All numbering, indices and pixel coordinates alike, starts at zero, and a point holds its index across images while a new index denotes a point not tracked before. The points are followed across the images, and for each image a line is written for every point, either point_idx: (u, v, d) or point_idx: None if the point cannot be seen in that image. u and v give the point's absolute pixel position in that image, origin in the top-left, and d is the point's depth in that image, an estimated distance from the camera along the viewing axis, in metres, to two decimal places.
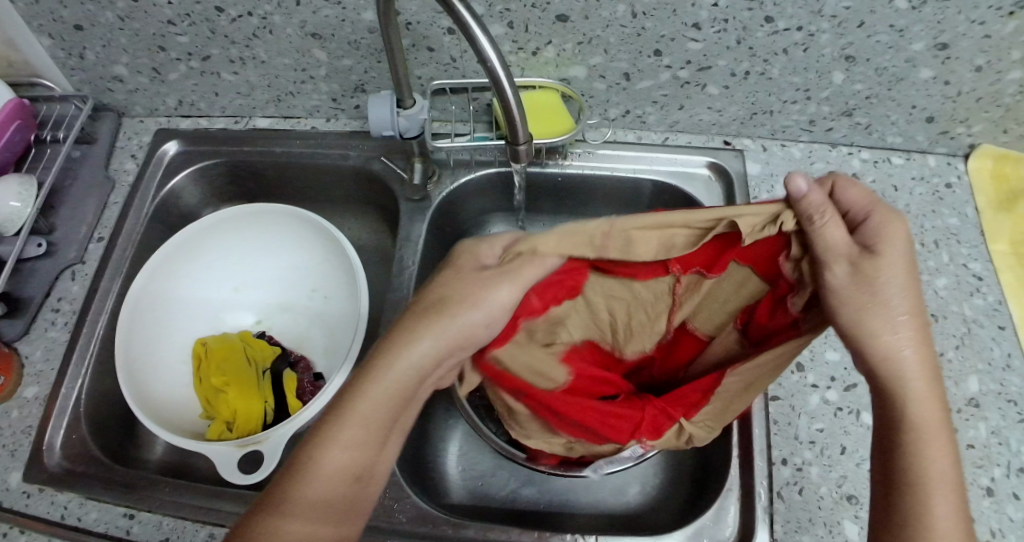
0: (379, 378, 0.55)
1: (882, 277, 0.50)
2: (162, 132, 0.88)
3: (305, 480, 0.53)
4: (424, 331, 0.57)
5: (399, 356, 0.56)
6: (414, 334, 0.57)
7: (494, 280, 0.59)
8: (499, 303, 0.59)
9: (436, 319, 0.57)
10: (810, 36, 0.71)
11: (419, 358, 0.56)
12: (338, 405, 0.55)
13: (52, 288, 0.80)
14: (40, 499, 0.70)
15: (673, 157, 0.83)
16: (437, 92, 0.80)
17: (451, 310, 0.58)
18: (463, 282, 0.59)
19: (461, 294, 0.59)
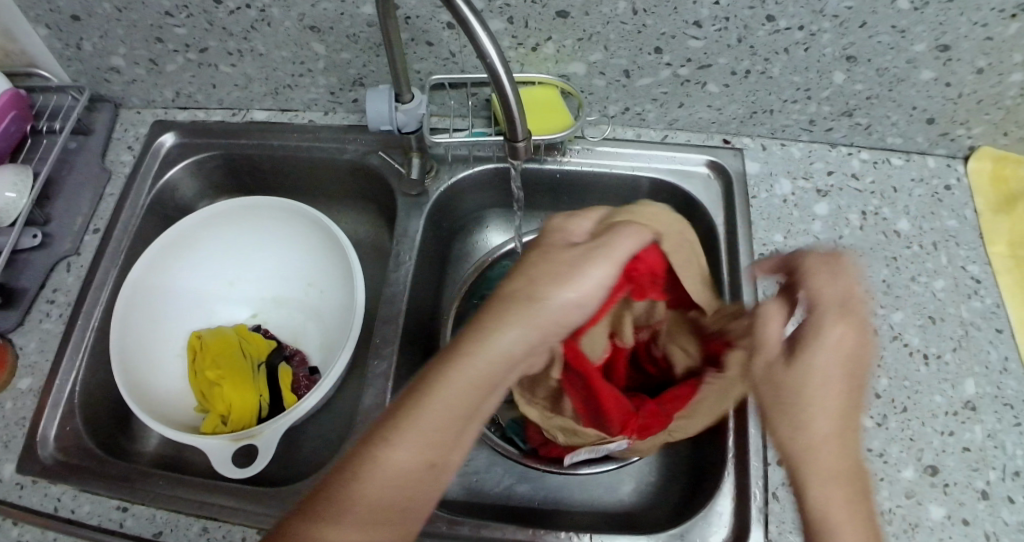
0: (457, 367, 0.49)
1: (808, 369, 0.50)
2: (158, 124, 0.87)
3: (359, 477, 0.48)
4: (512, 317, 0.50)
5: (474, 343, 0.50)
6: (492, 319, 0.51)
7: (585, 261, 0.53)
8: (594, 283, 0.52)
9: (522, 303, 0.51)
10: (811, 36, 0.71)
11: (497, 348, 0.50)
12: (413, 394, 0.49)
13: (47, 279, 0.80)
14: (33, 491, 0.70)
15: (673, 154, 0.83)
16: (436, 86, 0.80)
17: (536, 291, 0.51)
18: (550, 261, 0.53)
19: (547, 275, 0.52)
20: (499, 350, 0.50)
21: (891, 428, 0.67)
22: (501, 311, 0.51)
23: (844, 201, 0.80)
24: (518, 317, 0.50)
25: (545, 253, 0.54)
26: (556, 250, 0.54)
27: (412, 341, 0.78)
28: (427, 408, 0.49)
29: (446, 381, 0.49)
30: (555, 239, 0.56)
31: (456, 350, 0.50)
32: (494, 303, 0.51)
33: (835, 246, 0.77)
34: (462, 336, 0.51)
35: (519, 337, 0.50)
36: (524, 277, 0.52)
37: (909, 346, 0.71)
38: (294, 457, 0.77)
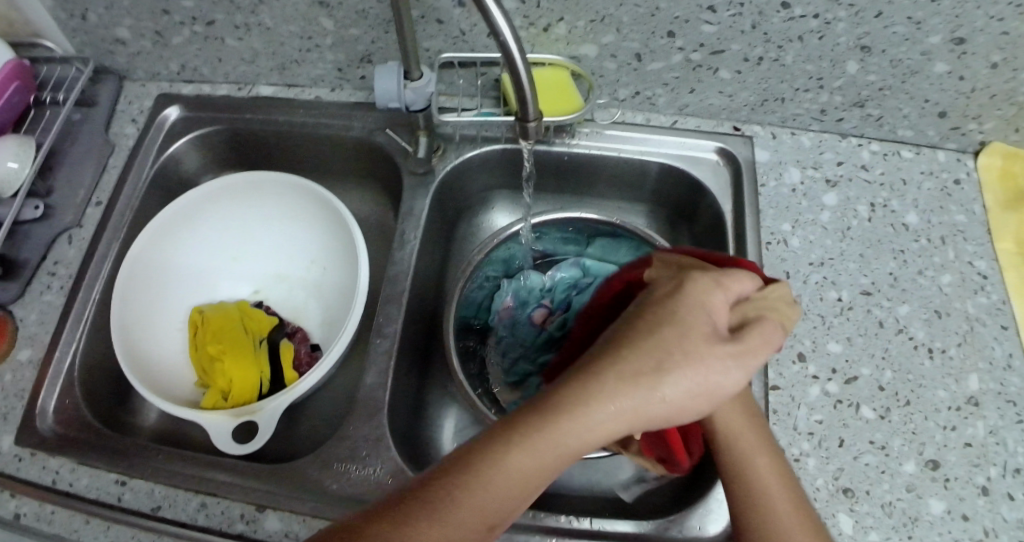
0: (566, 428, 0.46)
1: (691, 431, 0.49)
2: (163, 97, 0.86)
3: (442, 503, 0.45)
4: (633, 393, 0.47)
5: (589, 401, 0.46)
6: (614, 384, 0.47)
7: (720, 345, 0.49)
8: (721, 389, 0.49)
9: (644, 381, 0.47)
10: (826, 24, 0.70)
11: (611, 414, 0.46)
12: (513, 435, 0.46)
13: (48, 251, 0.79)
14: (31, 464, 0.70)
15: (683, 140, 0.81)
16: (445, 65, 0.79)
17: (664, 364, 0.47)
18: (685, 332, 0.49)
19: (684, 351, 0.48)
20: (613, 414, 0.47)
21: (893, 421, 0.67)
22: (627, 374, 0.47)
23: (853, 192, 0.80)
24: (642, 388, 0.47)
25: (684, 317, 0.50)
26: (697, 322, 0.50)
27: (415, 322, 0.78)
28: (524, 450, 0.46)
29: (552, 431, 0.46)
30: (697, 301, 0.51)
31: (569, 403, 0.47)
32: (617, 375, 0.47)
33: (843, 236, 0.77)
34: (582, 388, 0.47)
35: (626, 410, 0.47)
36: (655, 342, 0.48)
37: (914, 339, 0.71)
38: (294, 435, 0.77)
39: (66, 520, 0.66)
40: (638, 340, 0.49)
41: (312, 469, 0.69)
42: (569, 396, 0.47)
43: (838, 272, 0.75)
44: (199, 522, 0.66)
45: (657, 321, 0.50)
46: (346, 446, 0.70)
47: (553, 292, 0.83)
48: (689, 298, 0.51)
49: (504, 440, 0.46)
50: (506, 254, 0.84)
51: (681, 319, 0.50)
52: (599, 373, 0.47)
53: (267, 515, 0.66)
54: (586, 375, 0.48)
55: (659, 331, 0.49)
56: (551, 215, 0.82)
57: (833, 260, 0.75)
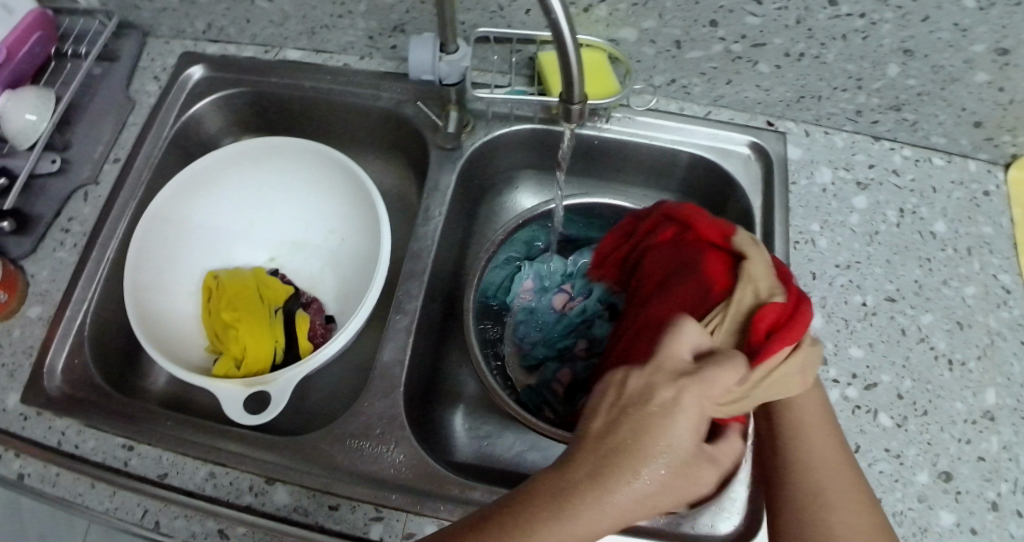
0: (562, 524, 0.48)
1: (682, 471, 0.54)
2: (187, 55, 0.84)
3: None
4: (624, 489, 0.48)
5: (570, 520, 0.48)
6: (594, 511, 0.48)
7: (694, 466, 0.51)
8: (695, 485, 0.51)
9: (639, 477, 0.48)
10: (872, 24, 0.69)
11: (591, 531, 0.48)
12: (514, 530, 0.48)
13: (63, 207, 0.78)
14: (37, 423, 0.69)
15: (715, 132, 0.80)
16: (480, 40, 0.77)
17: (643, 491, 0.48)
18: (669, 457, 0.49)
19: (662, 476, 0.49)
20: (592, 529, 0.48)
21: (909, 430, 0.68)
22: (608, 496, 0.48)
23: (882, 197, 0.79)
24: (620, 510, 0.48)
25: (671, 442, 0.49)
26: (681, 442, 0.49)
27: (434, 301, 0.77)
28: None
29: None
30: (688, 416, 0.50)
31: (552, 519, 0.48)
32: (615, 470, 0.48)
33: (871, 241, 0.77)
34: (562, 504, 0.48)
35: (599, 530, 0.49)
36: (655, 444, 0.49)
37: (935, 349, 0.71)
38: (306, 408, 0.76)
39: (72, 483, 0.66)
40: (635, 431, 0.49)
41: (324, 444, 0.68)
42: (553, 514, 0.48)
43: (864, 276, 0.75)
44: (206, 491, 0.65)
45: (644, 440, 0.49)
46: (360, 423, 0.69)
47: (573, 278, 0.83)
48: (680, 416, 0.49)
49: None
50: (528, 236, 0.83)
51: (666, 442, 0.49)
52: (582, 497, 0.48)
53: (276, 489, 0.65)
54: (586, 473, 0.49)
55: (643, 457, 0.49)
56: (580, 199, 0.81)
57: (859, 264, 0.75)
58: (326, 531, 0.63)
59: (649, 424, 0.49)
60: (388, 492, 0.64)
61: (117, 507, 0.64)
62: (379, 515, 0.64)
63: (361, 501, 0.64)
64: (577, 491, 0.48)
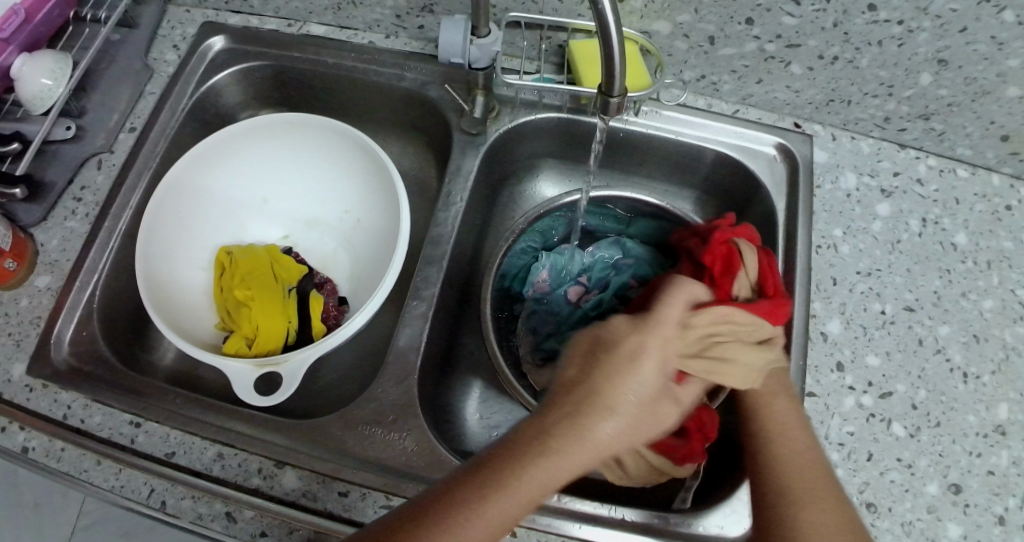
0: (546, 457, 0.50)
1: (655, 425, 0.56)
2: (208, 26, 0.82)
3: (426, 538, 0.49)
4: (600, 415, 0.51)
5: (548, 460, 0.50)
6: (572, 451, 0.50)
7: (658, 402, 0.54)
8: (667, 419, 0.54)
9: (610, 404, 0.52)
10: (909, 32, 0.67)
11: (568, 474, 0.50)
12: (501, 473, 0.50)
13: (75, 175, 0.77)
14: (42, 396, 0.67)
15: (741, 131, 0.79)
16: (511, 25, 0.75)
17: (609, 426, 0.51)
18: (634, 390, 0.53)
19: (628, 413, 0.52)
20: (570, 470, 0.50)
21: (922, 441, 0.68)
22: (580, 436, 0.51)
23: (906, 205, 0.79)
24: (591, 449, 0.50)
25: (633, 380, 0.53)
26: (643, 382, 0.53)
27: (452, 288, 0.75)
28: (490, 505, 0.49)
29: (517, 491, 0.49)
30: (649, 356, 0.54)
31: (532, 461, 0.50)
32: (585, 400, 0.52)
33: (892, 249, 0.76)
34: (540, 448, 0.50)
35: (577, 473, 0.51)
36: (619, 373, 0.53)
37: (951, 361, 0.71)
38: (317, 390, 0.76)
39: (77, 458, 0.64)
40: (602, 363, 0.54)
41: (336, 428, 0.66)
42: (531, 456, 0.50)
43: (884, 284, 0.75)
44: (214, 472, 0.64)
45: (611, 380, 0.52)
46: (372, 409, 0.67)
47: (590, 270, 0.82)
48: (640, 354, 0.54)
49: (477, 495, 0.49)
50: (545, 226, 0.82)
51: (630, 381, 0.53)
52: (557, 438, 0.50)
53: (285, 473, 0.64)
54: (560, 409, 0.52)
55: (610, 396, 0.52)
56: (609, 191, 0.79)
57: (880, 272, 0.75)
58: (336, 518, 0.62)
59: (613, 364, 0.53)
60: (400, 481, 0.63)
61: (123, 485, 0.63)
62: (389, 503, 0.63)
63: (372, 489, 0.63)
64: (554, 435, 0.51)
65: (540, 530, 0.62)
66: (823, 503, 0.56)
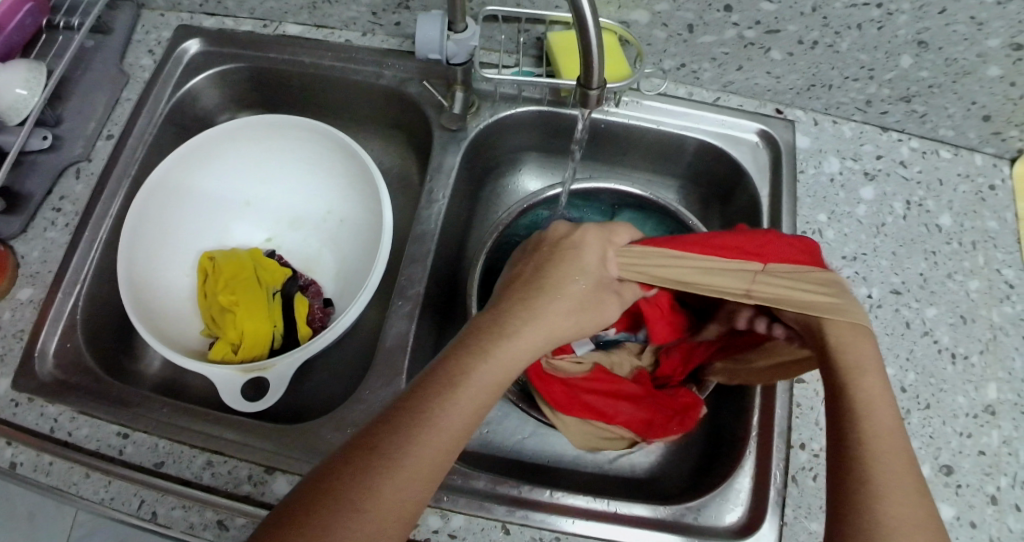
0: (506, 335, 0.55)
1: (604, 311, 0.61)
2: (183, 29, 0.81)
3: (417, 439, 0.48)
4: (548, 295, 0.58)
5: (509, 340, 0.55)
6: (531, 329, 0.56)
7: (601, 287, 0.61)
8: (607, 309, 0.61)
9: (552, 284, 0.59)
10: (888, 15, 0.67)
11: (531, 345, 0.56)
12: (464, 361, 0.53)
13: (54, 185, 0.76)
14: (28, 409, 0.67)
15: (722, 118, 0.79)
16: (488, 18, 0.74)
17: (562, 306, 0.58)
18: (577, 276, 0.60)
19: (572, 296, 0.59)
20: (530, 349, 0.56)
21: (912, 423, 0.68)
22: (539, 314, 0.57)
23: (890, 188, 0.79)
24: (546, 326, 0.57)
25: (578, 270, 0.60)
26: (587, 272, 0.61)
27: (437, 285, 0.75)
28: (461, 394, 0.51)
29: (480, 373, 0.52)
30: (590, 250, 0.62)
31: (491, 345, 0.54)
32: (530, 286, 0.59)
33: (877, 233, 0.76)
34: (501, 330, 0.55)
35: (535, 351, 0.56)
36: (561, 260, 0.60)
37: (939, 343, 0.71)
38: (305, 393, 0.75)
39: (65, 472, 0.64)
40: (542, 255, 0.61)
41: (326, 431, 0.66)
42: (495, 337, 0.55)
43: (870, 268, 0.75)
44: (204, 481, 0.64)
45: (557, 269, 0.60)
46: (362, 410, 0.67)
47: None
48: (584, 246, 0.62)
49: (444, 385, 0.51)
50: (529, 220, 0.80)
51: (575, 270, 0.60)
52: (517, 320, 0.56)
53: (276, 478, 0.63)
54: (510, 302, 0.58)
55: (556, 280, 0.59)
56: (592, 183, 0.78)
57: (866, 256, 0.75)
58: None
59: (560, 255, 0.60)
60: None
61: (113, 498, 0.63)
62: None
63: None
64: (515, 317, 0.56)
65: (534, 526, 0.62)
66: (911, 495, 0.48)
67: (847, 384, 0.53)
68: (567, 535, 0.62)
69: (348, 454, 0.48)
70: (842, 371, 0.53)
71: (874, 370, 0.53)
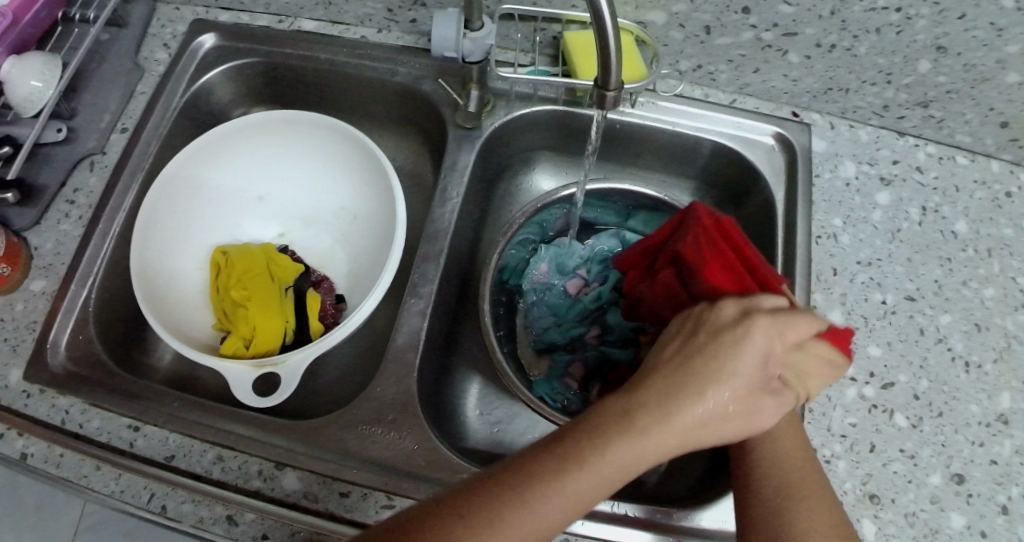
0: (646, 431, 0.48)
1: (754, 414, 0.53)
2: (199, 23, 0.81)
3: (511, 518, 0.45)
4: (700, 392, 0.50)
5: (644, 438, 0.48)
6: (668, 430, 0.49)
7: (758, 394, 0.53)
8: (760, 418, 0.53)
9: (705, 381, 0.51)
10: (908, 19, 0.67)
11: (668, 447, 0.49)
12: (596, 444, 0.48)
13: (68, 177, 0.76)
14: (40, 401, 0.67)
15: (738, 121, 0.79)
16: (504, 17, 0.74)
17: (707, 410, 0.50)
18: (734, 380, 0.51)
19: (725, 400, 0.51)
20: (662, 451, 0.49)
21: (924, 431, 0.67)
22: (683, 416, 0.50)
23: (905, 194, 0.78)
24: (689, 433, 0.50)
25: (739, 370, 0.52)
26: (748, 376, 0.52)
27: (449, 284, 0.75)
28: (580, 481, 0.47)
29: (606, 463, 0.47)
30: (757, 346, 0.52)
31: (626, 436, 0.48)
32: (684, 372, 0.51)
33: (892, 238, 0.76)
34: (636, 424, 0.48)
35: (669, 453, 0.49)
36: (723, 355, 0.52)
37: (952, 351, 0.71)
38: (316, 389, 0.75)
39: (76, 463, 0.64)
40: (707, 341, 0.53)
41: (335, 429, 0.66)
42: (638, 428, 0.48)
43: (885, 274, 0.74)
44: (214, 475, 0.64)
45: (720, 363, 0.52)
46: (372, 408, 0.67)
47: (590, 262, 0.81)
48: (749, 345, 0.52)
49: (563, 465, 0.47)
50: (542, 219, 0.80)
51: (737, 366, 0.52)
52: (653, 413, 0.49)
53: (286, 474, 0.64)
54: (660, 388, 0.51)
55: (710, 378, 0.51)
56: (608, 184, 0.78)
57: (880, 262, 0.75)
58: (336, 518, 0.62)
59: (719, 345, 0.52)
60: (401, 481, 0.63)
61: (123, 490, 0.63)
62: (390, 502, 0.62)
63: (372, 488, 0.63)
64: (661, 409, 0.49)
65: None
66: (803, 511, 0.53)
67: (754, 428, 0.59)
68: (575, 536, 0.62)
69: (426, 515, 0.46)
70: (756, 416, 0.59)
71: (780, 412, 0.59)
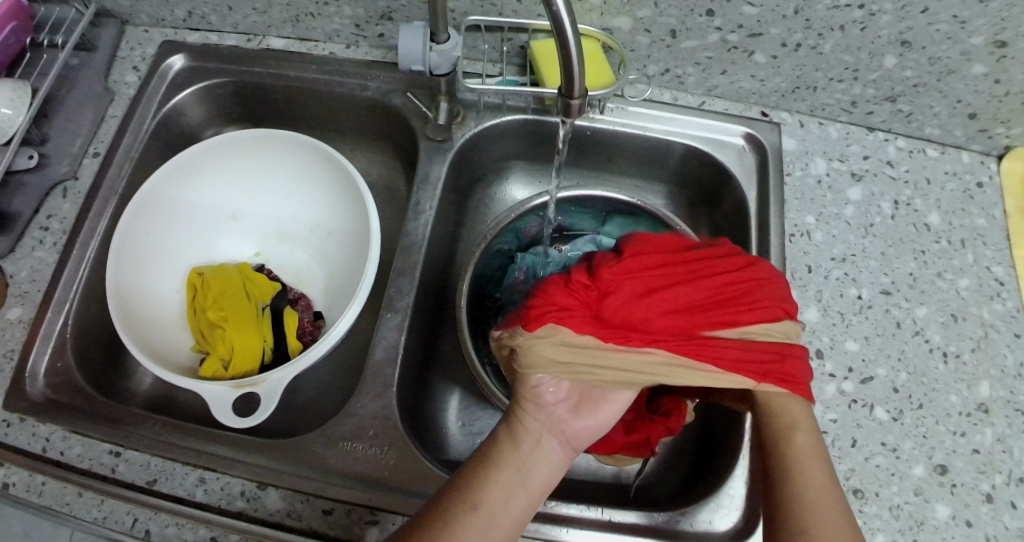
0: (506, 463, 0.57)
1: (581, 422, 0.62)
2: (168, 45, 0.82)
3: None
4: (531, 423, 0.60)
5: (508, 470, 0.57)
6: (523, 461, 0.58)
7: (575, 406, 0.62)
8: (586, 423, 0.62)
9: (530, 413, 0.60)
10: (870, 15, 0.67)
11: (531, 472, 0.57)
12: (472, 486, 0.55)
13: (41, 204, 0.76)
14: (20, 429, 0.67)
15: (707, 123, 0.79)
16: (471, 28, 0.75)
17: (546, 433, 0.60)
18: (550, 400, 0.61)
19: (552, 422, 0.60)
20: (525, 477, 0.57)
21: (905, 424, 0.68)
22: (495, 478, 0.56)
23: (877, 188, 0.79)
24: (515, 481, 0.56)
25: (517, 420, 0.60)
26: (530, 421, 0.60)
27: (426, 296, 0.75)
28: (476, 517, 0.54)
29: (487, 499, 0.55)
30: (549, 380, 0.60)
31: (493, 474, 0.56)
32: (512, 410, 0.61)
33: (866, 233, 0.76)
34: (496, 464, 0.57)
35: (533, 477, 0.57)
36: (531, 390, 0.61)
37: (930, 342, 0.71)
38: (297, 407, 0.75)
39: (58, 492, 0.63)
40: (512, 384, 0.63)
41: (316, 446, 0.65)
42: (486, 481, 0.56)
43: (860, 269, 0.75)
44: (196, 498, 0.63)
45: (495, 437, 0.59)
46: (353, 424, 0.66)
47: (567, 267, 0.81)
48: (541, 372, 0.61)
49: (459, 507, 0.54)
50: (517, 226, 0.80)
51: (511, 425, 0.60)
52: (507, 451, 0.58)
53: (268, 493, 0.63)
54: (502, 433, 0.59)
55: (530, 407, 0.60)
56: (581, 190, 0.79)
57: (855, 257, 0.75)
58: (320, 536, 0.62)
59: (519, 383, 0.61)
60: (383, 494, 0.63)
61: (106, 517, 0.62)
62: (374, 518, 0.62)
63: (356, 505, 0.62)
64: (470, 486, 0.55)
65: (530, 536, 0.61)
66: (831, 509, 0.53)
67: (782, 438, 0.57)
68: None
69: None
70: (776, 427, 0.58)
71: (806, 424, 0.58)
